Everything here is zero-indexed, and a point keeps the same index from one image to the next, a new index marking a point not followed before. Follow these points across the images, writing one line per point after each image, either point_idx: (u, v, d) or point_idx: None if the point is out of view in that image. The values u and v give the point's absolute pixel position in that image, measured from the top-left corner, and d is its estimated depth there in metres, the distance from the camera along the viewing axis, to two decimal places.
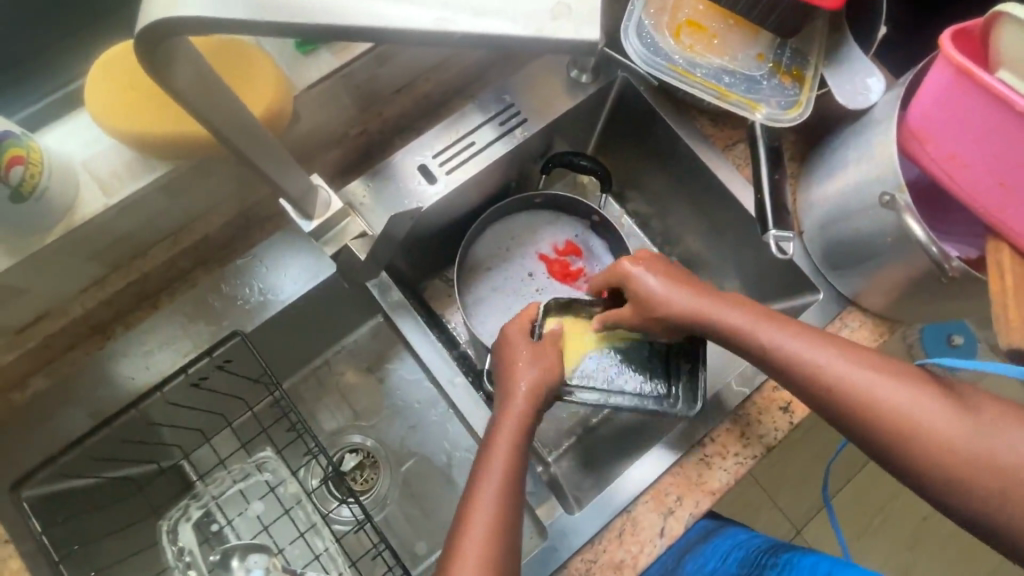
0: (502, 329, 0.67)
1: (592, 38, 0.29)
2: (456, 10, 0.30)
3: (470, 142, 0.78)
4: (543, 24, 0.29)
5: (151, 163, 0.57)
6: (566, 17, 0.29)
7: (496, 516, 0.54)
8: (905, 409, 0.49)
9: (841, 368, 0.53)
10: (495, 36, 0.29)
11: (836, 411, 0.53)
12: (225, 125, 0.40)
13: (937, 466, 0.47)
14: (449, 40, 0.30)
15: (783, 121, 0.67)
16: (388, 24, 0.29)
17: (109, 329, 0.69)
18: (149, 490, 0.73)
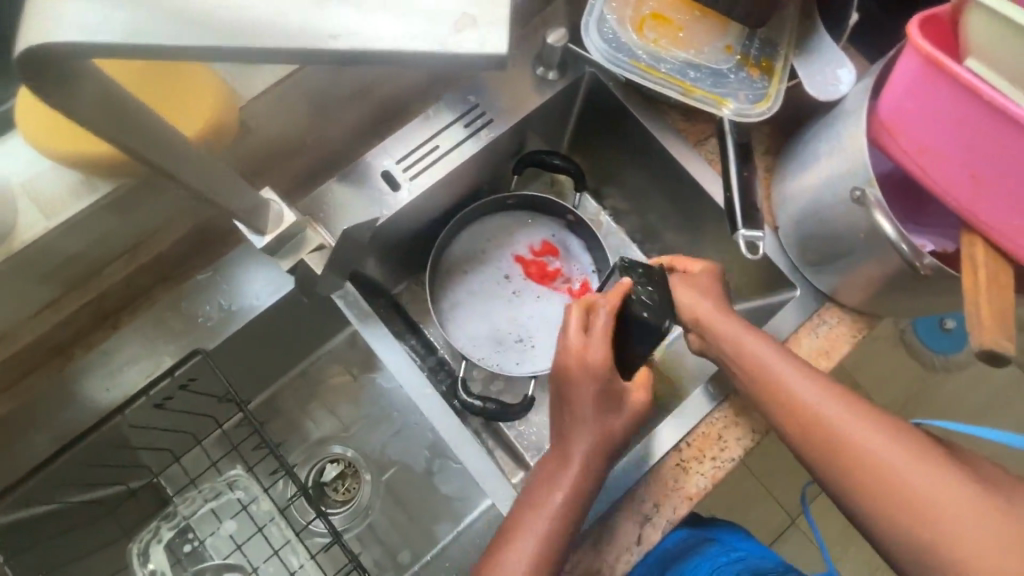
0: (598, 361, 0.61)
1: (500, 52, 0.27)
2: (354, 25, 0.27)
3: (435, 145, 0.76)
4: (445, 38, 0.27)
5: (92, 182, 0.54)
6: (471, 28, 0.27)
7: (538, 554, 0.57)
8: (892, 462, 0.49)
9: (826, 402, 0.54)
10: (397, 51, 0.27)
11: (828, 450, 0.53)
12: (142, 146, 0.37)
13: (897, 513, 0.48)
14: (350, 58, 0.28)
15: (752, 116, 0.65)
16: (283, 43, 0.27)
17: (69, 351, 0.67)
18: (118, 513, 0.72)
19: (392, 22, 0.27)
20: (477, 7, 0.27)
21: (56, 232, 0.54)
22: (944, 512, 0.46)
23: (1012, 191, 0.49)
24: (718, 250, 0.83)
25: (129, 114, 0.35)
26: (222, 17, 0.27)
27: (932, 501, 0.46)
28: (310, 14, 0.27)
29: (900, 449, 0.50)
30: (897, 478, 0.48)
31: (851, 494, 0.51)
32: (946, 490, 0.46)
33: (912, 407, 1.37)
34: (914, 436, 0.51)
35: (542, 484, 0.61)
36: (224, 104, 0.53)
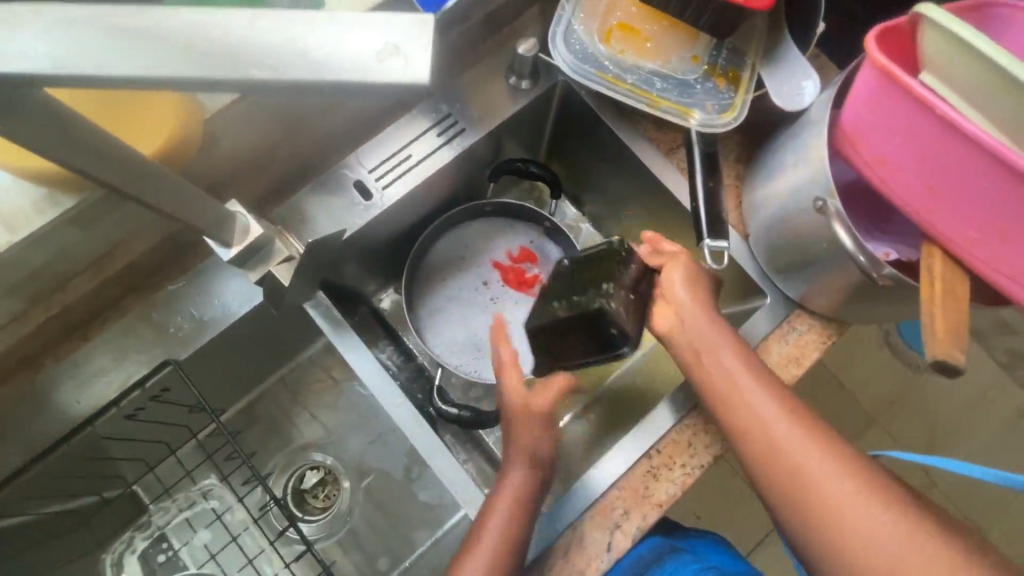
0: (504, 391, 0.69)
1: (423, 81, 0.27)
2: (279, 55, 0.28)
3: (408, 154, 0.76)
4: (368, 68, 0.27)
5: (55, 195, 0.54)
6: (394, 58, 0.27)
7: (501, 554, 0.60)
8: (830, 481, 0.52)
9: (792, 434, 0.55)
10: (319, 80, 0.28)
11: (778, 465, 0.55)
12: (91, 164, 0.38)
13: (849, 552, 0.49)
14: (276, 85, 0.28)
15: (718, 126, 0.66)
16: (206, 69, 0.28)
17: (39, 362, 0.67)
18: (92, 524, 0.72)
19: (315, 51, 0.28)
20: (398, 36, 0.27)
21: (20, 246, 0.53)
22: (868, 527, 0.49)
23: (967, 204, 0.50)
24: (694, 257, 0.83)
25: (77, 136, 0.36)
26: (146, 40, 0.28)
27: (874, 535, 0.49)
28: (238, 46, 0.28)
29: (856, 488, 0.51)
30: (852, 518, 0.50)
31: (805, 529, 0.52)
32: (894, 533, 0.49)
33: (894, 409, 1.38)
34: (867, 473, 0.53)
35: (510, 487, 0.63)
36: (184, 115, 0.53)
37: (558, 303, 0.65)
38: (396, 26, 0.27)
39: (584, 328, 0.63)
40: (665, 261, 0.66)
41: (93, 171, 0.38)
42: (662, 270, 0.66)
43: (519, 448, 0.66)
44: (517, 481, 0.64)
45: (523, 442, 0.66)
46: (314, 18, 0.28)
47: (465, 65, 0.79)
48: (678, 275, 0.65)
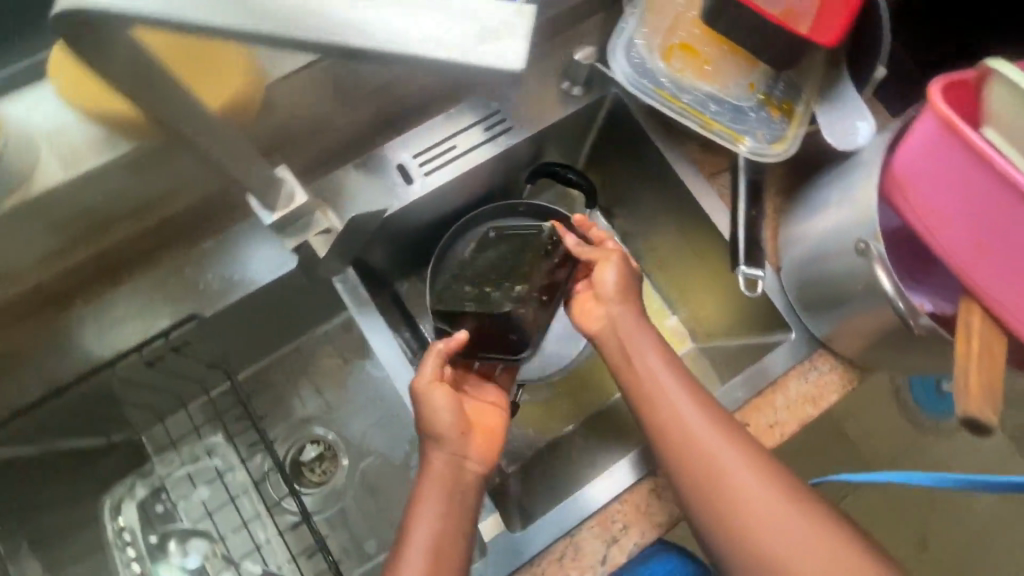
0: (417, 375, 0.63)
1: (516, 65, 0.28)
2: (378, 23, 0.28)
3: (452, 145, 0.77)
4: (464, 48, 0.28)
5: (115, 139, 0.56)
6: (492, 42, 0.28)
7: (439, 536, 0.58)
8: (731, 471, 0.59)
9: (705, 430, 0.60)
10: (413, 57, 0.28)
11: (690, 457, 0.60)
12: (165, 110, 0.39)
13: (742, 538, 0.57)
14: (369, 53, 0.29)
15: (767, 156, 0.66)
16: (309, 28, 0.29)
17: (70, 300, 0.68)
18: (96, 466, 0.72)
19: (411, 26, 0.28)
20: (493, 20, 0.28)
21: (74, 183, 0.55)
22: (757, 510, 0.57)
23: (1016, 263, 0.50)
24: (720, 283, 0.83)
25: (159, 82, 0.37)
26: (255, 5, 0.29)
27: (761, 516, 0.57)
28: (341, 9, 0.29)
29: (759, 485, 0.58)
30: (750, 513, 0.57)
31: (710, 521, 0.59)
32: (787, 527, 0.56)
33: (896, 465, 1.36)
34: (770, 468, 0.59)
35: (440, 464, 0.60)
36: (244, 75, 0.54)
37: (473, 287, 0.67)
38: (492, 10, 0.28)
39: (483, 328, 0.65)
40: (597, 257, 0.68)
41: (165, 116, 0.39)
42: (594, 266, 0.68)
43: (439, 419, 0.61)
44: (443, 454, 0.61)
45: (438, 410, 0.61)
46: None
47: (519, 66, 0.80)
48: (609, 273, 0.67)
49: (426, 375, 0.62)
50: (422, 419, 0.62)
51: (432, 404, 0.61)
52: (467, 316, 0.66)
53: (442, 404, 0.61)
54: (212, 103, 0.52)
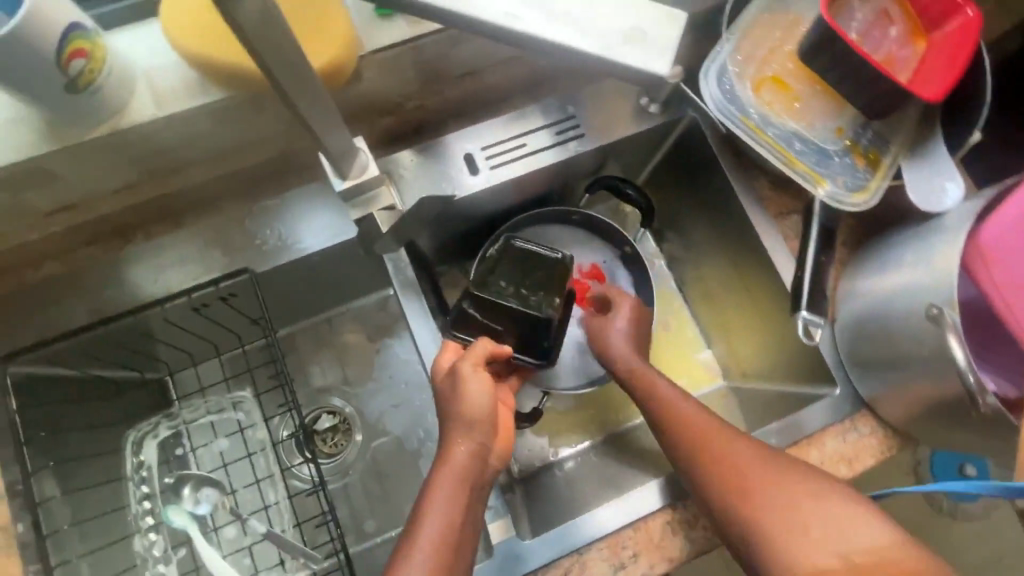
0: (455, 362, 0.60)
1: (660, 68, 0.32)
2: (529, 14, 0.32)
3: (522, 143, 0.76)
4: (617, 47, 0.32)
5: (207, 87, 0.58)
6: (642, 42, 0.32)
7: (452, 524, 0.52)
8: (735, 457, 0.61)
9: (700, 419, 0.65)
10: (574, 50, 0.32)
11: (690, 447, 0.63)
12: (276, 64, 0.39)
13: (766, 527, 0.56)
14: (518, 38, 0.32)
15: (846, 204, 0.65)
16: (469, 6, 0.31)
17: (131, 234, 0.70)
18: (126, 399, 0.74)
19: (571, 19, 0.32)
20: (645, 25, 0.32)
21: (162, 122, 0.57)
22: (777, 496, 0.57)
23: None
24: (771, 324, 0.80)
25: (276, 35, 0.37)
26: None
27: (781, 503, 0.56)
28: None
29: (767, 490, 0.57)
30: (766, 519, 0.56)
31: (728, 510, 0.59)
32: (809, 535, 0.54)
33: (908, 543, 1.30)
34: (781, 473, 0.58)
35: (460, 449, 0.55)
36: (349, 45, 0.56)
37: (507, 288, 0.65)
38: (644, 17, 0.32)
39: (507, 337, 0.65)
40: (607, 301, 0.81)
41: (270, 66, 0.40)
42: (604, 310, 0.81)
43: (475, 405, 0.57)
44: (469, 440, 0.56)
45: (477, 395, 0.57)
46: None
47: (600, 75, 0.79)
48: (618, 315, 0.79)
49: (470, 360, 0.59)
50: (452, 404, 0.58)
51: (471, 387, 0.57)
52: (493, 318, 0.65)
53: (484, 392, 0.58)
54: (320, 65, 0.55)
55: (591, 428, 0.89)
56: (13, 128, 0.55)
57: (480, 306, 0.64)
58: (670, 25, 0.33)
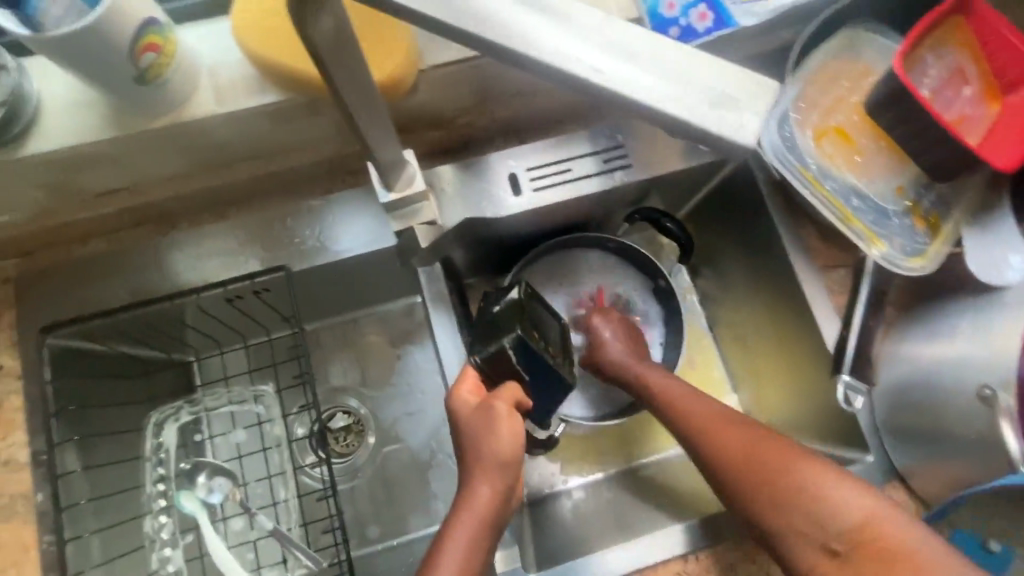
0: (489, 399, 0.56)
1: (748, 141, 0.29)
2: (611, 66, 0.30)
3: (567, 168, 0.74)
4: (702, 113, 0.29)
5: (267, 87, 0.59)
6: (731, 110, 0.29)
7: (469, 559, 0.52)
8: (732, 448, 0.62)
9: (697, 414, 0.66)
10: (652, 109, 0.29)
11: (693, 441, 0.65)
12: (342, 79, 0.40)
13: (775, 519, 0.57)
14: (595, 92, 0.30)
15: (901, 267, 0.62)
16: (548, 55, 0.30)
17: (176, 220, 0.71)
18: (153, 379, 0.75)
19: (657, 78, 0.29)
20: (738, 92, 0.29)
21: (220, 117, 0.59)
22: (784, 488, 0.57)
23: None
24: (805, 377, 0.77)
25: (346, 53, 0.37)
26: (514, 20, 0.30)
27: (786, 493, 0.57)
28: (575, 41, 0.30)
29: (758, 488, 0.59)
30: (762, 510, 0.58)
31: (742, 503, 0.60)
32: (795, 527, 0.56)
33: None
34: (773, 466, 0.59)
35: (486, 491, 0.54)
36: (409, 58, 0.58)
37: (540, 341, 0.63)
38: (738, 83, 0.29)
39: (532, 386, 0.63)
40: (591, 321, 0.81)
41: (335, 83, 0.40)
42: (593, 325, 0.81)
43: (507, 450, 0.55)
44: (496, 483, 0.54)
45: (508, 440, 0.55)
46: (673, 53, 0.30)
47: None
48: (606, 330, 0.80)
49: (505, 400, 0.56)
50: (480, 448, 0.55)
51: (504, 433, 0.55)
52: (525, 369, 0.62)
53: (517, 437, 0.55)
54: (379, 77, 0.56)
55: (606, 460, 0.87)
56: (83, 111, 0.57)
57: (522, 357, 0.62)
58: (765, 97, 0.30)
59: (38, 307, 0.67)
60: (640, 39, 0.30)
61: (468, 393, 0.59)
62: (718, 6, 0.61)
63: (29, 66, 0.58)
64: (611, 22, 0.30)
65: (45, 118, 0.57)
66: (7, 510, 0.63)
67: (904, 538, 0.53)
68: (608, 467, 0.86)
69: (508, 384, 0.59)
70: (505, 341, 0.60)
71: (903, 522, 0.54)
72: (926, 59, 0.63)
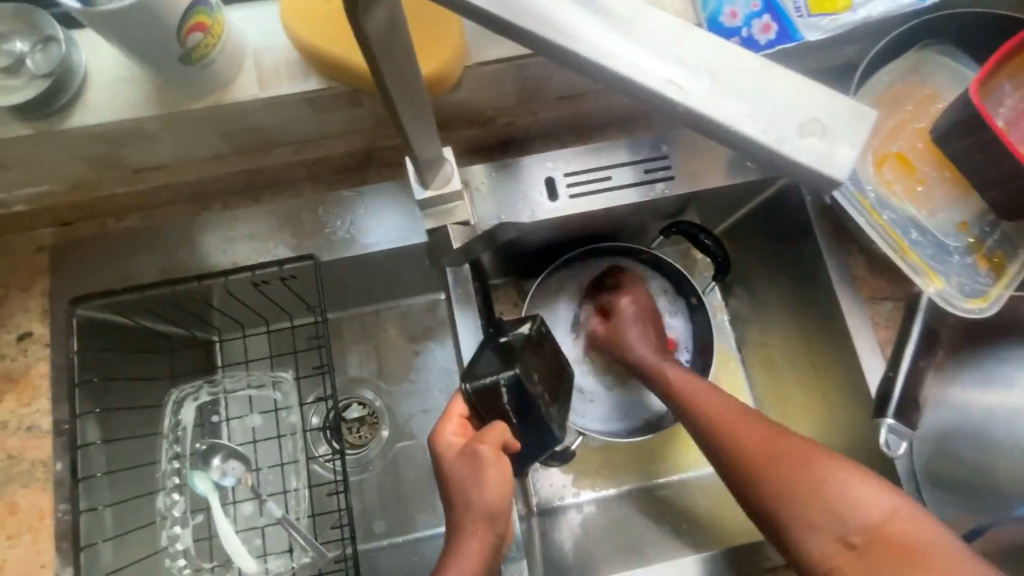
0: (473, 443, 0.53)
1: (835, 171, 0.27)
2: (688, 81, 0.27)
3: (606, 176, 0.72)
4: (786, 140, 0.27)
5: (310, 74, 0.58)
6: (818, 138, 0.27)
7: None
8: (744, 438, 0.60)
9: (708, 404, 0.65)
10: (730, 129, 0.27)
11: (704, 433, 0.63)
12: (390, 72, 0.38)
13: (790, 513, 0.55)
14: (667, 108, 0.28)
15: (959, 307, 0.59)
16: (619, 65, 0.28)
17: (211, 201, 0.71)
18: (176, 357, 0.76)
19: (738, 98, 0.27)
20: (829, 118, 0.27)
21: (261, 102, 0.58)
22: (801, 483, 0.55)
23: None
24: (839, 412, 0.73)
25: (397, 47, 0.36)
26: (585, 25, 0.28)
27: (803, 487, 0.55)
28: (650, 51, 0.28)
29: (776, 478, 0.56)
30: (777, 506, 0.55)
31: (756, 498, 0.57)
32: (811, 521, 0.54)
33: None
34: (791, 459, 0.56)
35: (475, 543, 0.51)
36: (454, 53, 0.56)
37: (537, 383, 0.60)
38: (828, 107, 0.27)
39: (518, 429, 0.59)
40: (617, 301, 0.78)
41: (384, 79, 0.38)
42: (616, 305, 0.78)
43: (495, 498, 0.52)
44: (484, 535, 0.51)
45: (493, 488, 0.52)
46: (759, 69, 0.27)
47: None
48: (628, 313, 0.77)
49: (491, 443, 0.53)
50: (468, 498, 0.52)
51: (491, 480, 0.52)
52: (514, 410, 0.59)
53: (505, 483, 0.52)
54: (426, 71, 0.56)
55: (620, 477, 0.84)
56: (128, 86, 0.57)
57: (514, 397, 0.58)
58: (860, 123, 0.27)
59: (71, 277, 0.68)
60: (724, 52, 0.28)
61: (454, 435, 0.56)
62: (783, 17, 0.57)
63: (77, 38, 0.58)
64: (695, 32, 0.28)
65: (89, 91, 0.57)
66: (26, 475, 0.64)
67: (921, 531, 0.51)
68: (623, 485, 0.84)
69: (493, 424, 0.55)
70: (501, 376, 0.58)
71: (919, 515, 0.52)
72: (1004, 86, 0.58)
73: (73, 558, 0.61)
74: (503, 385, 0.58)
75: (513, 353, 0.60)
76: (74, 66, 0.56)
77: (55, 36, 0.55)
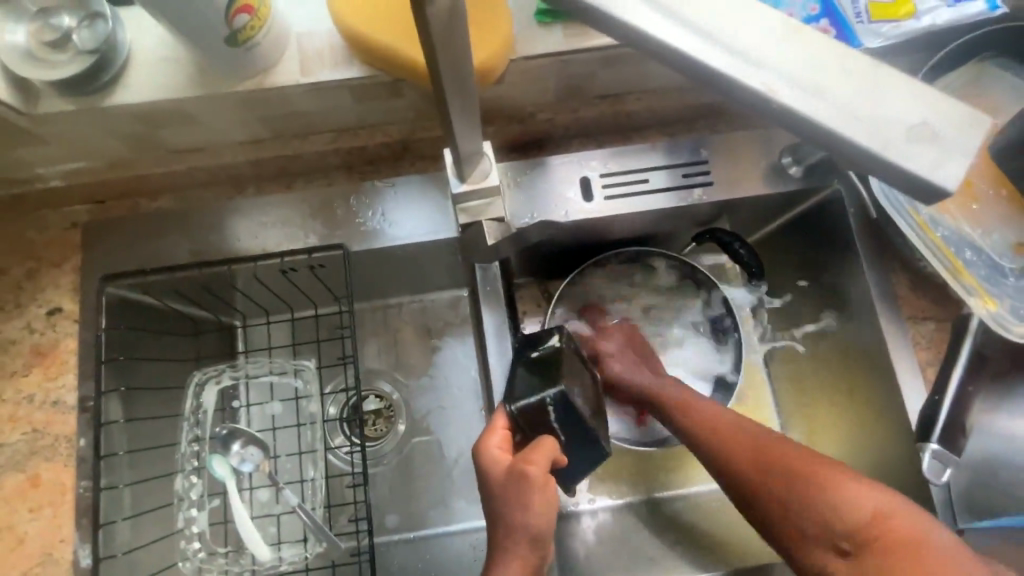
0: (519, 464, 0.52)
1: (942, 176, 0.30)
2: (802, 83, 0.30)
3: (644, 178, 0.70)
4: (900, 145, 0.30)
5: (351, 60, 0.58)
6: (928, 142, 0.29)
7: None
8: (738, 447, 0.58)
9: (703, 414, 0.63)
10: (843, 135, 0.30)
11: (697, 442, 0.62)
12: (443, 63, 0.37)
13: (785, 522, 0.53)
14: (780, 110, 0.30)
15: (1012, 331, 0.57)
16: (735, 68, 0.30)
17: (242, 186, 0.71)
18: (199, 339, 0.76)
19: (851, 101, 0.30)
20: (943, 125, 0.30)
21: (303, 87, 0.58)
22: (794, 492, 0.53)
23: None
24: (871, 434, 0.70)
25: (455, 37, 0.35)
26: (707, 38, 0.30)
27: (795, 496, 0.53)
28: (763, 54, 0.30)
29: (772, 486, 0.55)
30: (774, 514, 0.54)
31: (756, 504, 0.56)
32: (805, 526, 0.52)
33: None
34: (785, 468, 0.55)
35: (516, 564, 0.50)
36: (503, 45, 0.56)
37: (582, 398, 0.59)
38: (941, 114, 0.30)
39: (563, 444, 0.58)
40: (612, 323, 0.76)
41: (439, 67, 0.38)
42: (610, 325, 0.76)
43: (540, 520, 0.51)
44: (526, 556, 0.50)
45: (536, 511, 0.50)
46: (867, 71, 0.30)
47: (739, 124, 0.74)
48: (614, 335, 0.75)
49: (539, 465, 0.52)
50: (511, 517, 0.51)
51: (536, 501, 0.50)
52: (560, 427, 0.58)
53: (550, 506, 0.51)
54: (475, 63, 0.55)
55: (637, 486, 0.82)
56: (170, 66, 0.57)
57: (560, 413, 0.57)
58: (972, 131, 0.30)
59: (101, 254, 0.68)
60: (836, 56, 0.30)
61: (497, 452, 0.55)
62: (842, 21, 0.56)
63: (123, 15, 0.58)
64: (819, 38, 0.30)
65: (132, 69, 0.57)
66: (49, 450, 0.64)
67: (912, 533, 0.49)
68: (640, 496, 0.82)
69: (540, 442, 0.54)
70: (547, 395, 0.57)
71: (905, 515, 0.50)
72: None
73: (92, 535, 0.61)
74: (549, 402, 0.57)
75: (550, 368, 0.59)
76: (119, 43, 0.56)
77: (102, 12, 0.55)
